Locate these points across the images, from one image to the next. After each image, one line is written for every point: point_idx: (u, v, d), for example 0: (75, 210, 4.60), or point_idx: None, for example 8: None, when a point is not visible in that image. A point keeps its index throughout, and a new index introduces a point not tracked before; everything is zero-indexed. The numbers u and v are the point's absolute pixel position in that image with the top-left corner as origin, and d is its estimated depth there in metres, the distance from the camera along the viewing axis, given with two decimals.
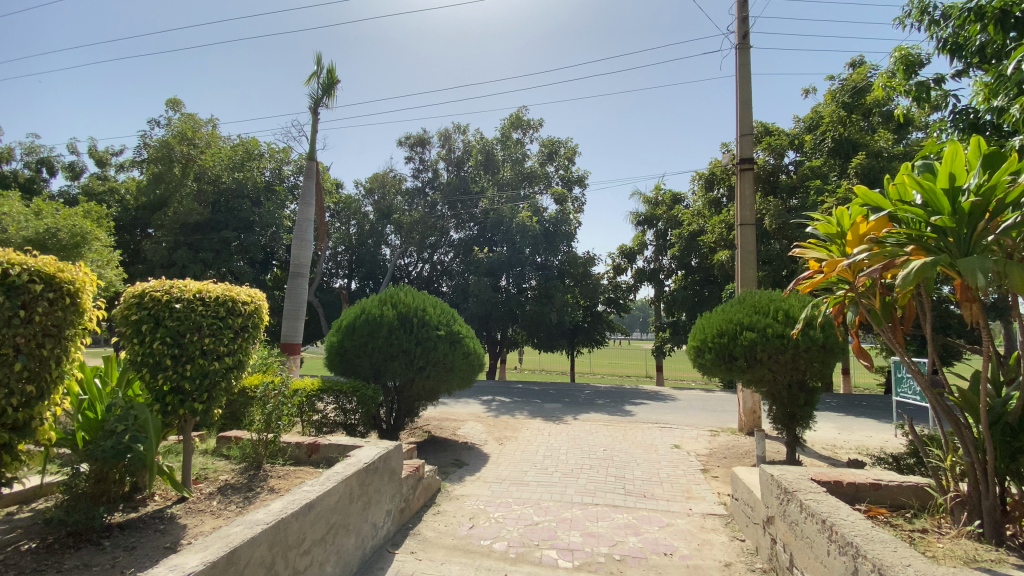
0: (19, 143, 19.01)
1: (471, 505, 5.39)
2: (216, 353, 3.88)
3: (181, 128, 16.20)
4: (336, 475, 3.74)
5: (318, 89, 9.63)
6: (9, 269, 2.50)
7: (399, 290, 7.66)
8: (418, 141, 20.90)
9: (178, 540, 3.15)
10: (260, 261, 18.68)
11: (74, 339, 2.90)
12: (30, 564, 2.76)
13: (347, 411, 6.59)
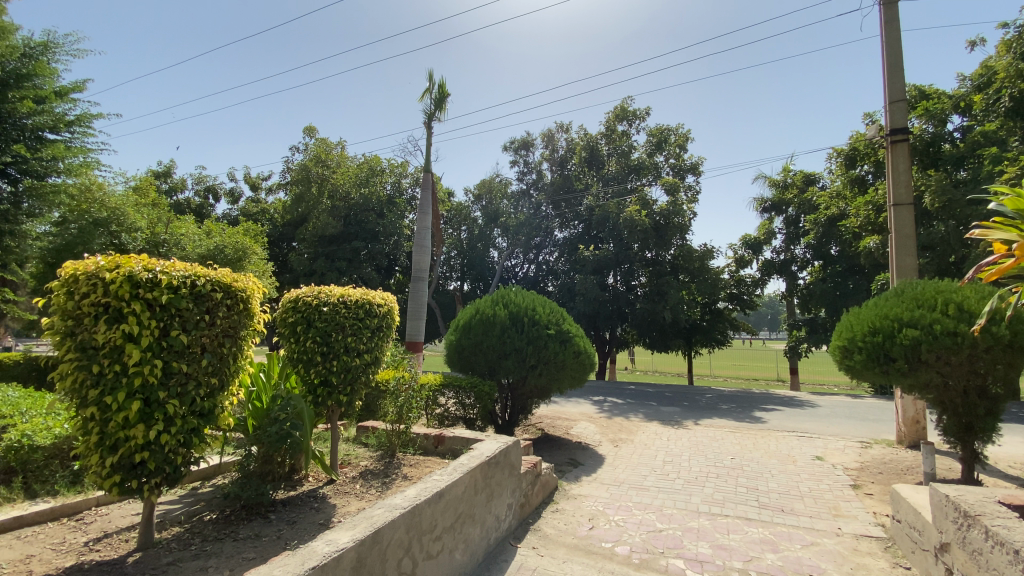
0: (194, 175, 22.86)
1: (590, 506, 5.33)
2: (357, 351, 4.31)
3: (317, 152, 18.22)
4: (461, 467, 3.92)
5: (431, 104, 10.24)
6: (197, 280, 2.98)
7: (510, 291, 7.85)
8: (522, 143, 21.32)
9: (330, 518, 3.53)
10: (384, 268, 20.38)
11: (246, 339, 3.37)
12: (212, 532, 3.27)
13: (467, 406, 6.89)
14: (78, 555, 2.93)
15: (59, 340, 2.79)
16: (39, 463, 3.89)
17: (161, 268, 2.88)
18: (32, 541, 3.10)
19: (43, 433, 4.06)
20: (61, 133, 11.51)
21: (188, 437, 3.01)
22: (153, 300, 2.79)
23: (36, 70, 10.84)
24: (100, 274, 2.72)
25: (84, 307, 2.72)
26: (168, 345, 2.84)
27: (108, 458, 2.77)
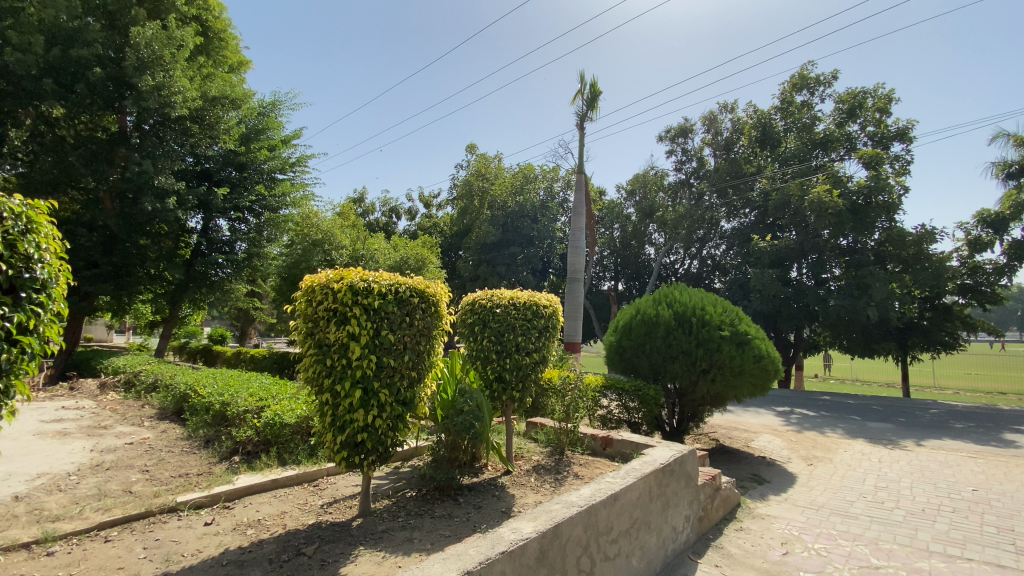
0: (380, 198, 26.56)
1: (782, 529, 4.75)
2: (527, 350, 4.52)
3: (478, 166, 19.66)
4: (635, 471, 3.81)
5: (583, 105, 10.27)
6: (399, 288, 3.44)
7: (672, 289, 7.45)
8: (680, 131, 20.15)
9: (511, 507, 3.75)
10: (540, 270, 21.08)
11: (437, 338, 3.76)
12: (415, 507, 3.72)
13: (631, 410, 6.71)
14: (317, 515, 3.58)
15: (303, 338, 3.43)
16: (287, 436, 4.85)
17: (373, 278, 3.38)
18: (285, 501, 3.87)
19: (288, 412, 5.05)
20: (286, 173, 14.38)
21: (395, 422, 3.49)
22: (368, 304, 3.28)
23: (269, 124, 13.72)
24: (331, 285, 3.29)
25: (320, 311, 3.30)
26: (379, 343, 3.31)
27: (338, 436, 3.33)
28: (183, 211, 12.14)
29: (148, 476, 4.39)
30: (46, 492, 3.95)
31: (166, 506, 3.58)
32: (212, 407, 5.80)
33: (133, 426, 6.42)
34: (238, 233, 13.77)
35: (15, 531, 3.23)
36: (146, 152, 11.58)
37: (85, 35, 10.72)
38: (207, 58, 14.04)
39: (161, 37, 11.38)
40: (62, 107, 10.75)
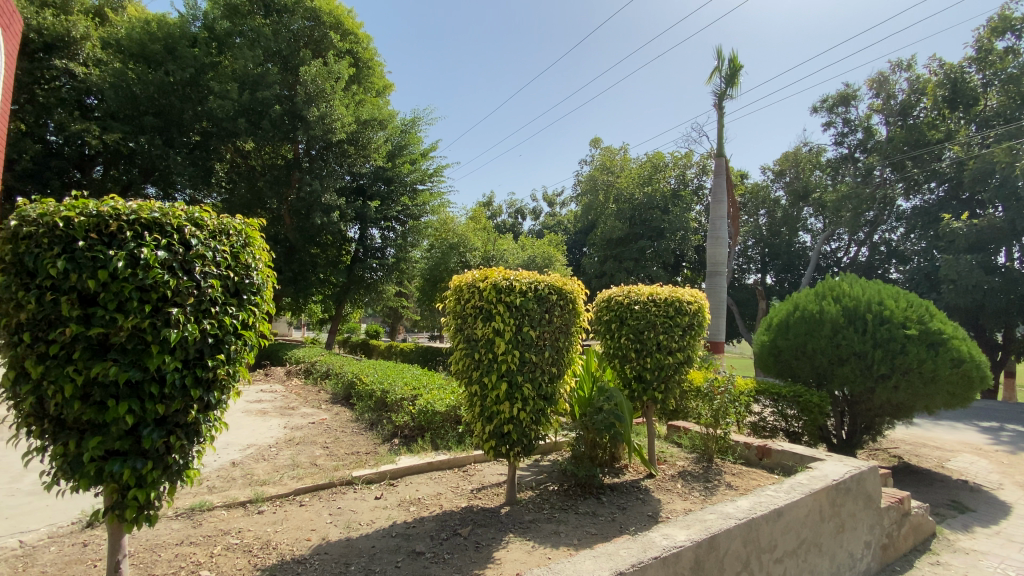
0: (508, 199, 27.61)
1: (997, 569, 3.88)
2: (669, 349, 4.31)
3: (603, 161, 19.57)
4: (802, 486, 3.40)
5: (722, 83, 9.49)
6: (539, 285, 3.51)
7: (837, 283, 6.56)
8: (839, 99, 17.65)
9: (658, 512, 3.64)
10: (672, 264, 20.10)
11: (575, 336, 3.76)
12: (559, 501, 3.78)
13: (789, 418, 6.04)
14: (469, 499, 3.83)
15: (452, 333, 3.68)
16: (438, 423, 5.26)
17: (514, 277, 3.50)
18: (440, 482, 4.21)
19: (439, 401, 5.47)
20: (426, 183, 15.66)
21: (538, 416, 3.58)
22: (511, 302, 3.40)
23: (410, 140, 15.05)
24: (477, 283, 3.49)
25: (469, 309, 3.52)
26: (521, 339, 3.41)
27: (487, 427, 3.51)
28: (343, 222, 13.93)
29: (328, 452, 5.10)
30: (255, 460, 4.79)
31: (344, 478, 4.11)
32: (374, 394, 6.55)
33: (313, 408, 7.52)
34: (388, 240, 15.35)
35: (235, 490, 3.96)
36: (314, 173, 13.48)
37: (266, 79, 12.77)
38: (359, 86, 15.82)
39: (322, 73, 13.13)
40: (251, 140, 12.95)
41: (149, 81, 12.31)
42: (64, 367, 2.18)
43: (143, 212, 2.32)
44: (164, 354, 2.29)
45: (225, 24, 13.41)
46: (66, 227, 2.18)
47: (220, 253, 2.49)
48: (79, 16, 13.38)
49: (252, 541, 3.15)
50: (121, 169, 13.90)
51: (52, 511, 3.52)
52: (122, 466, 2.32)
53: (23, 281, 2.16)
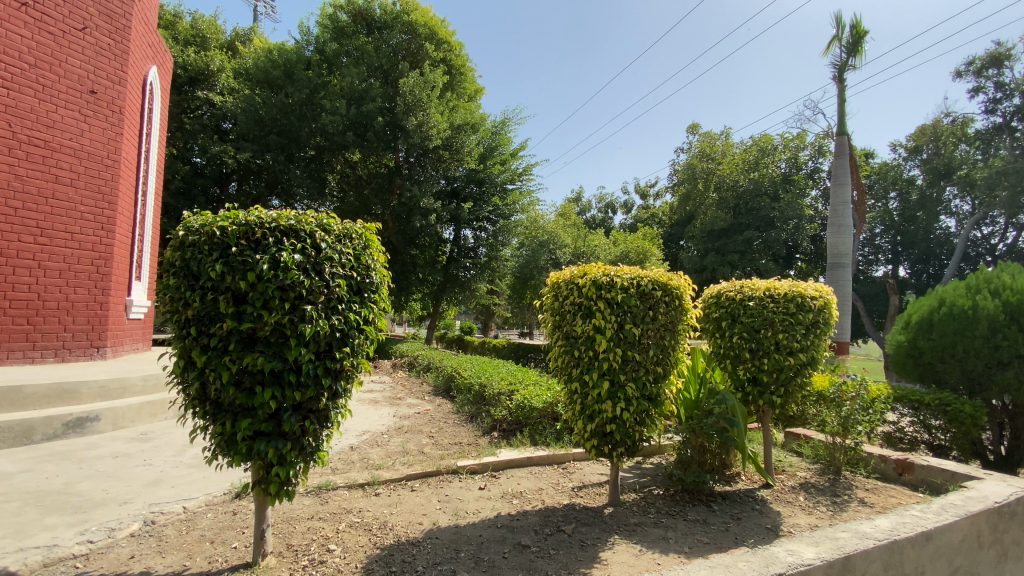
0: (600, 193, 27.29)
1: None
2: (789, 349, 3.97)
3: (701, 147, 18.31)
4: (956, 508, 2.94)
5: (842, 53, 8.52)
6: (642, 281, 3.41)
7: (996, 274, 5.61)
8: (991, 60, 15.01)
9: (778, 526, 3.39)
10: (783, 256, 18.59)
11: (683, 334, 3.60)
12: (665, 506, 3.65)
13: (932, 429, 5.26)
14: (571, 497, 3.82)
15: (551, 330, 3.68)
16: (536, 418, 5.31)
17: (615, 272, 3.42)
18: (541, 478, 4.25)
19: (537, 396, 5.52)
20: (516, 183, 15.98)
21: (643, 417, 3.47)
22: (612, 299, 3.32)
23: (500, 141, 15.38)
24: (576, 280, 3.46)
25: (568, 306, 3.49)
26: (624, 337, 3.32)
27: (588, 425, 3.46)
28: (439, 224, 14.66)
29: (434, 441, 5.36)
30: (370, 445, 5.17)
31: (450, 467, 4.29)
32: (473, 388, 6.78)
33: (418, 399, 7.97)
34: (480, 240, 15.82)
35: (355, 473, 4.31)
36: (412, 179, 14.26)
37: (370, 93, 13.71)
38: (453, 92, 16.46)
39: (419, 83, 13.82)
40: (358, 151, 14.03)
41: (272, 102, 13.87)
42: (221, 357, 2.50)
43: (281, 220, 2.60)
44: (300, 346, 2.55)
45: (334, 46, 14.64)
46: (221, 234, 2.50)
47: (344, 255, 2.72)
48: (216, 52, 15.37)
49: (372, 521, 3.40)
50: (251, 184, 15.75)
51: (207, 482, 4.07)
52: (267, 445, 2.62)
53: (189, 283, 2.51)
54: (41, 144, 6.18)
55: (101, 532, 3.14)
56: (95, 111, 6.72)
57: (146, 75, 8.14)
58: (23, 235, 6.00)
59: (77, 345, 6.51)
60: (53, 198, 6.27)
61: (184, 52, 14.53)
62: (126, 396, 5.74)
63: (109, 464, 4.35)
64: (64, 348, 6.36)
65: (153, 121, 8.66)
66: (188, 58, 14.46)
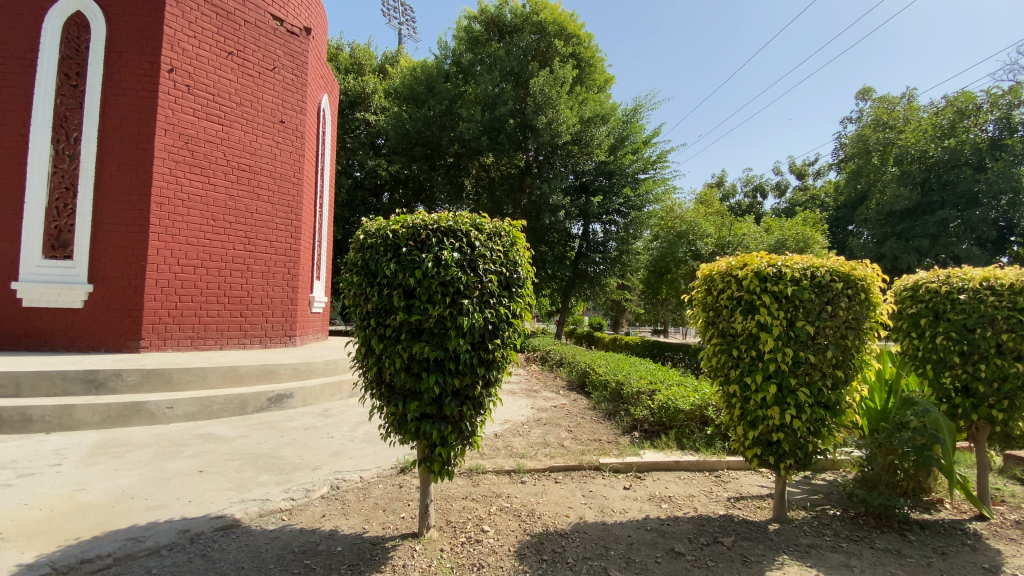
0: (744, 178, 25.40)
1: None
2: (1018, 353, 3.22)
3: (877, 115, 15.93)
4: None
5: None
6: (817, 271, 3.03)
7: None
8: None
9: (1001, 567, 2.78)
10: (992, 239, 15.20)
11: (868, 332, 3.13)
12: (843, 529, 3.20)
13: None
14: (726, 507, 3.56)
15: (703, 327, 3.45)
16: (683, 421, 5.02)
17: (782, 262, 3.09)
18: (691, 484, 4.01)
19: (682, 398, 5.23)
20: (649, 172, 15.41)
21: (817, 426, 3.09)
22: (780, 292, 3.00)
23: (632, 130, 14.87)
24: (733, 273, 3.20)
25: (723, 301, 3.24)
26: (794, 335, 2.98)
27: (750, 432, 3.17)
28: (568, 220, 14.67)
29: (573, 435, 5.38)
30: (512, 435, 5.36)
31: (593, 463, 4.24)
32: (609, 385, 6.65)
33: (554, 393, 8.06)
34: (610, 234, 15.62)
35: (501, 459, 4.50)
36: (542, 177, 14.49)
37: (502, 97, 14.17)
38: (583, 85, 16.26)
39: (549, 81, 13.93)
40: (492, 154, 14.65)
41: (416, 116, 15.02)
42: (394, 345, 2.78)
43: (442, 222, 2.84)
44: (459, 337, 2.74)
45: (469, 56, 15.47)
46: (393, 236, 2.80)
47: (496, 252, 2.87)
48: (370, 76, 17.23)
49: (520, 507, 3.52)
50: (400, 193, 17.43)
51: (377, 456, 4.58)
52: (432, 427, 2.85)
53: (368, 280, 2.83)
54: (247, 168, 7.52)
55: (299, 491, 3.72)
56: (284, 138, 7.99)
57: (320, 103, 9.41)
58: (237, 244, 7.36)
59: (275, 334, 7.80)
60: (256, 212, 7.60)
61: (345, 80, 16.54)
62: (312, 377, 6.71)
63: (302, 434, 5.15)
64: (266, 337, 7.67)
65: (326, 142, 9.99)
66: (349, 84, 16.43)
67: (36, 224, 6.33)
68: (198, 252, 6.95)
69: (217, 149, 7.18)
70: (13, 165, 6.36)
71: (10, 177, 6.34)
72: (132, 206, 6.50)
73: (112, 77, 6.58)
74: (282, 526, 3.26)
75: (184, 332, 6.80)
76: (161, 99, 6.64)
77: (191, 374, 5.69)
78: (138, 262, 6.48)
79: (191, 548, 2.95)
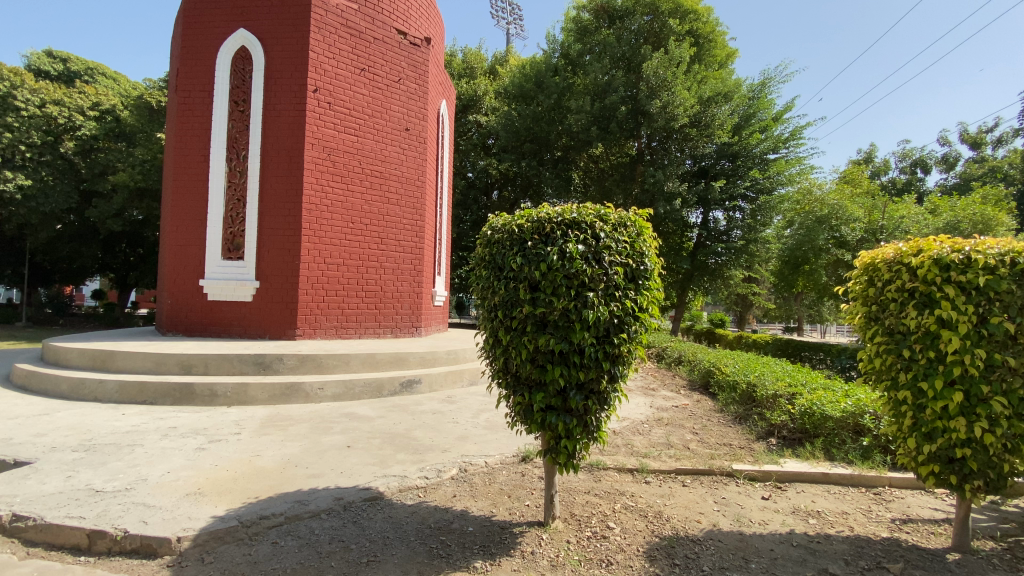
0: (897, 153, 22.12)
1: None
2: None
3: None
4: None
5: None
6: (1019, 257, 2.51)
7: None
8: None
9: None
10: None
11: None
12: None
13: None
14: (890, 529, 3.11)
15: (862, 324, 3.04)
16: (830, 430, 4.50)
17: (972, 247, 2.61)
18: (844, 500, 3.57)
19: (830, 404, 4.67)
20: (780, 151, 14.04)
21: (1017, 443, 2.57)
22: (968, 283, 2.53)
23: (759, 106, 13.76)
24: (904, 261, 2.77)
25: (890, 293, 2.82)
26: (987, 333, 2.50)
27: (925, 446, 2.72)
28: (686, 208, 13.86)
29: (699, 438, 5.07)
30: (632, 433, 5.22)
31: (725, 469, 3.96)
32: (738, 386, 6.16)
33: (674, 392, 7.69)
34: (734, 222, 14.49)
35: (623, 457, 4.39)
36: (657, 164, 13.83)
37: (613, 85, 13.73)
38: (702, 63, 15.16)
39: (664, 62, 13.22)
40: (602, 144, 14.29)
41: (525, 113, 15.18)
42: (520, 337, 2.82)
43: (566, 214, 2.83)
44: (584, 330, 2.71)
45: (578, 46, 15.25)
46: (519, 230, 2.86)
47: (622, 243, 2.80)
48: (481, 78, 17.84)
49: (646, 507, 3.40)
50: (509, 190, 17.83)
51: (500, 444, 4.74)
52: (558, 419, 2.86)
53: (495, 273, 2.91)
54: (379, 174, 8.21)
55: (432, 471, 3.98)
56: (409, 144, 8.58)
57: (439, 109, 9.93)
58: (371, 243, 8.08)
59: (405, 325, 8.45)
60: (387, 214, 8.27)
61: (459, 84, 17.30)
62: (436, 365, 7.17)
63: (431, 418, 5.52)
64: (397, 328, 8.33)
65: (446, 146, 10.54)
66: (461, 89, 17.17)
67: (216, 230, 7.56)
68: (339, 252, 7.75)
69: (354, 159, 7.94)
70: (200, 182, 7.65)
71: (198, 193, 7.64)
72: (288, 213, 7.44)
73: (269, 101, 7.57)
74: (419, 502, 3.52)
75: (329, 323, 7.64)
76: (308, 117, 7.51)
77: (337, 360, 6.40)
78: (294, 262, 7.41)
79: (345, 514, 3.31)
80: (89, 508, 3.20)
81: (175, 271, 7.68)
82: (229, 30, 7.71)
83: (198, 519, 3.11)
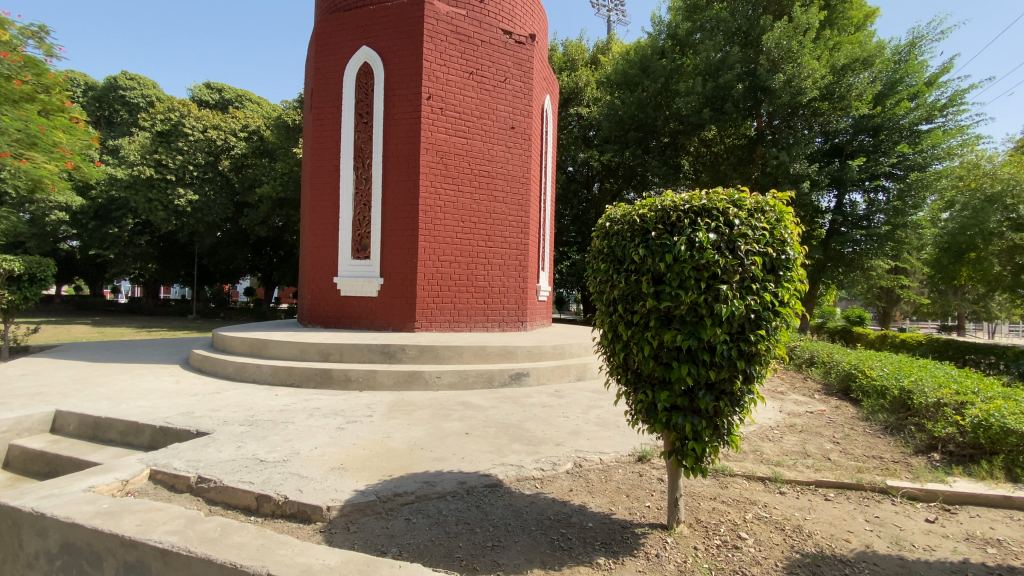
0: None
1: None
2: None
3: None
4: None
5: None
6: None
7: None
8: None
9: None
10: None
11: None
12: None
13: None
14: None
15: None
16: (1014, 447, 3.79)
17: None
18: None
19: (1014, 416, 3.93)
20: (935, 120, 12.12)
21: None
22: None
23: (907, 71, 12.12)
24: None
25: None
26: None
27: None
28: (817, 191, 12.46)
29: (841, 448, 4.54)
30: (761, 438, 4.82)
31: (877, 485, 3.49)
32: (889, 392, 5.42)
33: (806, 396, 6.96)
34: (876, 205, 12.74)
35: (751, 463, 4.07)
36: (780, 144, 12.59)
37: (728, 62, 12.68)
38: (833, 28, 13.49)
39: (788, 31, 11.94)
40: (715, 127, 13.29)
41: (630, 101, 14.66)
42: (643, 332, 2.72)
43: (694, 201, 2.68)
44: (715, 326, 2.55)
45: (687, 25, 14.37)
46: (641, 221, 2.76)
47: (759, 230, 2.60)
48: (583, 69, 17.57)
49: (783, 519, 3.12)
50: (611, 182, 17.39)
51: (615, 441, 4.65)
52: (685, 420, 2.72)
53: (615, 266, 2.84)
54: (486, 173, 8.46)
55: (548, 463, 4.02)
56: (515, 142, 8.73)
57: (543, 104, 9.96)
58: (479, 240, 8.37)
59: (511, 319, 8.66)
60: (494, 212, 8.51)
61: (560, 78, 17.22)
62: (544, 359, 7.25)
63: (542, 411, 5.59)
64: (504, 322, 8.57)
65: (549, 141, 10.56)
66: (563, 83, 17.09)
67: (347, 233, 8.34)
68: (451, 249, 8.15)
69: (463, 159, 8.27)
70: (332, 189, 8.49)
71: (330, 198, 8.49)
72: (406, 214, 7.98)
73: (389, 110, 8.16)
74: (537, 493, 3.59)
75: (443, 316, 8.07)
76: (423, 123, 7.96)
77: (452, 351, 6.76)
78: (411, 260, 7.94)
79: (468, 498, 3.48)
80: (255, 475, 3.71)
81: (313, 269, 8.61)
82: (354, 48, 8.42)
83: (343, 491, 3.47)
